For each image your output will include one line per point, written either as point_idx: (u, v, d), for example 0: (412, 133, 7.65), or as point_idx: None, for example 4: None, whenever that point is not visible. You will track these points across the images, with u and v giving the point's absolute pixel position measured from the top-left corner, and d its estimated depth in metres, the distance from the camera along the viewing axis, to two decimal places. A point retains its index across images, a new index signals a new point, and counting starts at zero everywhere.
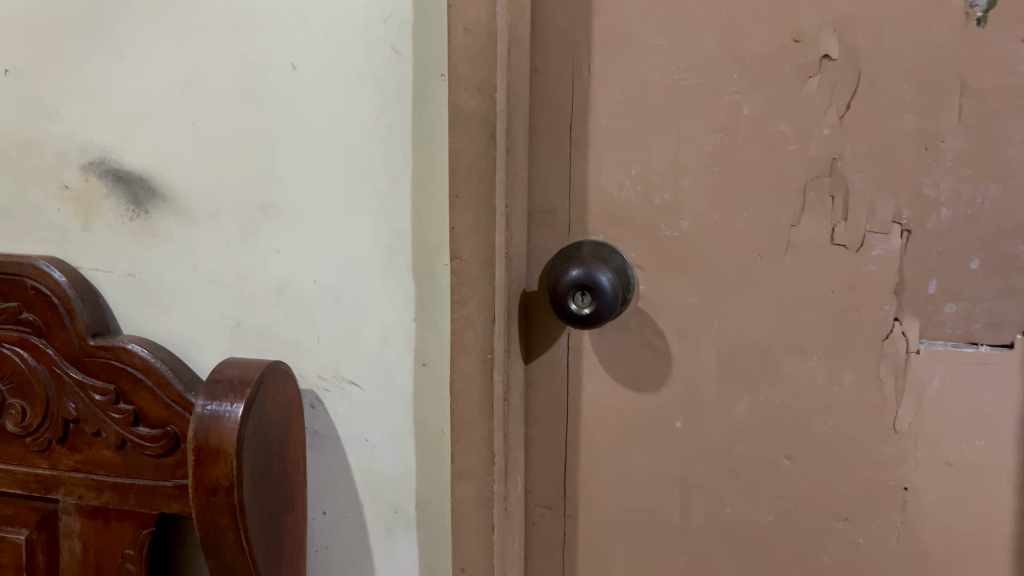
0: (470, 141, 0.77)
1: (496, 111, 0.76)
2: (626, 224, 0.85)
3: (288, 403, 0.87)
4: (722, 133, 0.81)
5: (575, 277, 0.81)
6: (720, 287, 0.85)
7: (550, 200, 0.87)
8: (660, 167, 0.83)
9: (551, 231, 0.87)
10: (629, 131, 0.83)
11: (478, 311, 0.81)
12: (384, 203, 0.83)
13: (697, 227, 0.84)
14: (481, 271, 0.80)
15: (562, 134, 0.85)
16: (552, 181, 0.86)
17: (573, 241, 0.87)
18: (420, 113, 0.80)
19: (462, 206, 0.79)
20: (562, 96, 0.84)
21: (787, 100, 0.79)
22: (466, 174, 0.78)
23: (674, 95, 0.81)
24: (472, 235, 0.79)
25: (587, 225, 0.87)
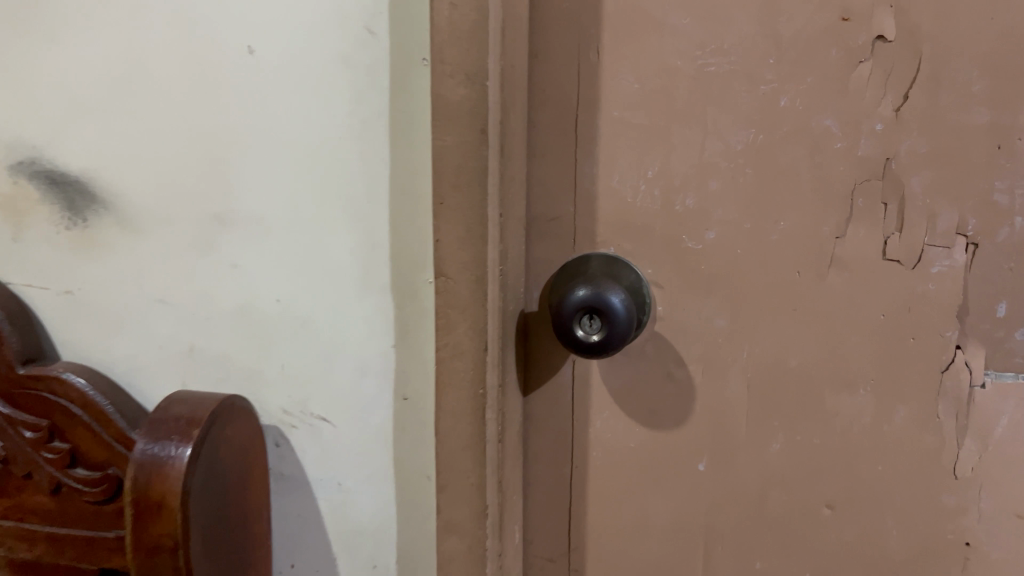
0: (459, 137, 0.65)
1: (489, 102, 0.64)
2: (641, 235, 0.73)
3: (246, 443, 0.74)
4: (756, 129, 0.69)
5: (581, 298, 0.69)
6: (751, 308, 0.72)
7: (552, 206, 0.74)
8: (682, 169, 0.71)
9: (553, 243, 0.75)
10: (646, 126, 0.71)
11: (468, 338, 0.69)
12: (356, 211, 0.71)
13: (726, 239, 0.71)
14: (472, 292, 0.68)
15: (566, 130, 0.72)
16: (554, 184, 0.74)
17: (578, 255, 0.74)
18: (400, 105, 0.68)
19: (449, 215, 0.67)
20: (566, 85, 0.72)
21: (834, 90, 0.67)
22: (454, 177, 0.66)
23: (700, 83, 0.69)
24: (461, 249, 0.67)
25: (595, 236, 0.74)
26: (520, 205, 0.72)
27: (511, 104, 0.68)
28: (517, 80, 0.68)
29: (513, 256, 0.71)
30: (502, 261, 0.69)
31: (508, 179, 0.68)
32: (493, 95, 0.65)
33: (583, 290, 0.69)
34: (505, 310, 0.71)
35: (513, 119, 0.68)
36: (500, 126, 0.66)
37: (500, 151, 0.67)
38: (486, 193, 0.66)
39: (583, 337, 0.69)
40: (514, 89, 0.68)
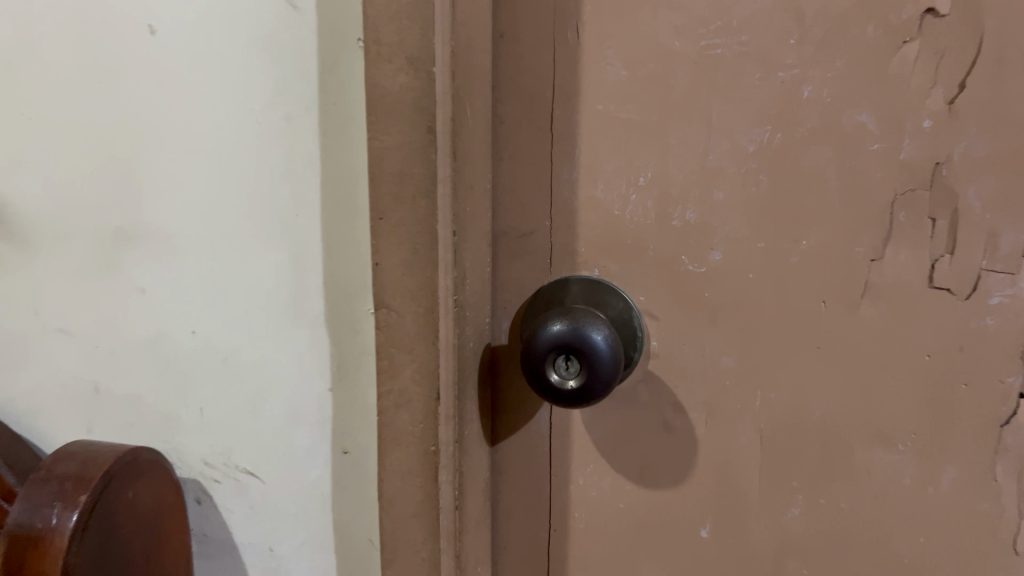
0: (400, 137, 0.52)
1: (436, 93, 0.51)
2: (632, 255, 0.60)
3: (156, 504, 0.62)
4: (773, 126, 0.56)
5: (556, 333, 0.56)
6: (766, 346, 0.59)
7: (524, 220, 0.61)
8: (680, 176, 0.58)
9: (525, 264, 0.62)
10: (635, 123, 0.57)
11: (415, 385, 0.55)
12: (281, 226, 0.58)
13: (735, 261, 0.58)
14: (420, 328, 0.54)
15: (540, 126, 0.59)
16: (525, 192, 0.60)
17: (555, 280, 0.61)
18: (330, 98, 0.55)
19: (390, 233, 0.54)
20: (539, 70, 0.58)
21: (870, 78, 0.54)
22: (394, 186, 0.53)
23: (703, 70, 0.56)
24: (404, 276, 0.54)
25: (576, 256, 0.61)
26: (485, 220, 0.59)
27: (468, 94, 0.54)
28: (478, 66, 0.55)
29: (473, 282, 0.57)
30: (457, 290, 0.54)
31: (466, 189, 0.55)
32: (442, 83, 0.51)
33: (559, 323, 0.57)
34: (462, 350, 0.56)
35: (471, 114, 0.55)
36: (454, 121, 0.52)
37: (453, 153, 0.53)
38: (435, 208, 0.52)
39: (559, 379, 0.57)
40: (473, 77, 0.55)
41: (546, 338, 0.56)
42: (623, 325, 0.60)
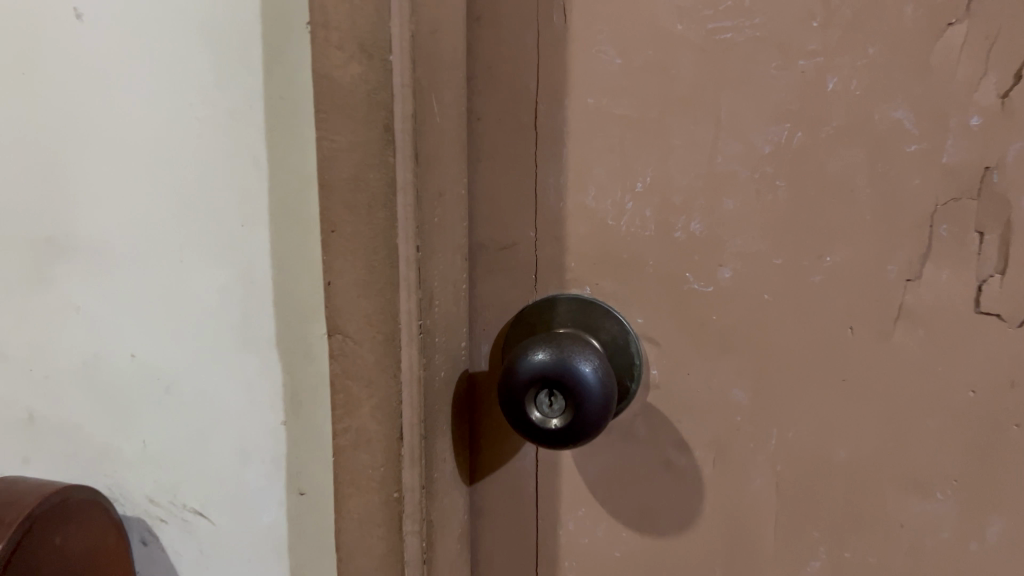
0: (354, 137, 0.45)
1: (393, 84, 0.43)
2: (628, 272, 0.52)
3: (93, 549, 0.55)
4: (793, 123, 0.48)
5: (540, 367, 0.48)
6: (783, 378, 0.51)
7: (505, 231, 0.53)
8: (684, 181, 0.50)
9: (506, 281, 0.54)
10: (631, 119, 0.49)
11: (374, 422, 0.48)
12: (225, 238, 0.51)
13: (747, 279, 0.50)
14: (379, 358, 0.47)
15: (522, 123, 0.51)
16: (506, 200, 0.53)
17: (542, 299, 0.53)
18: (275, 92, 0.48)
19: (344, 249, 0.46)
20: (521, 59, 0.50)
21: (908, 68, 0.46)
22: (347, 196, 0.45)
23: (710, 58, 0.48)
24: (361, 298, 0.47)
25: (564, 272, 0.53)
26: (459, 231, 0.51)
27: (437, 87, 0.47)
28: (446, 54, 0.47)
29: (444, 303, 0.50)
30: (423, 314, 0.47)
31: (432, 196, 0.47)
32: (399, 73, 0.43)
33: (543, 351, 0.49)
34: (430, 382, 0.49)
35: (440, 110, 0.47)
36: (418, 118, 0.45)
37: (416, 155, 0.45)
38: (394, 219, 0.45)
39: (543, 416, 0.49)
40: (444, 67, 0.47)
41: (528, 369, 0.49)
42: (618, 352, 0.52)
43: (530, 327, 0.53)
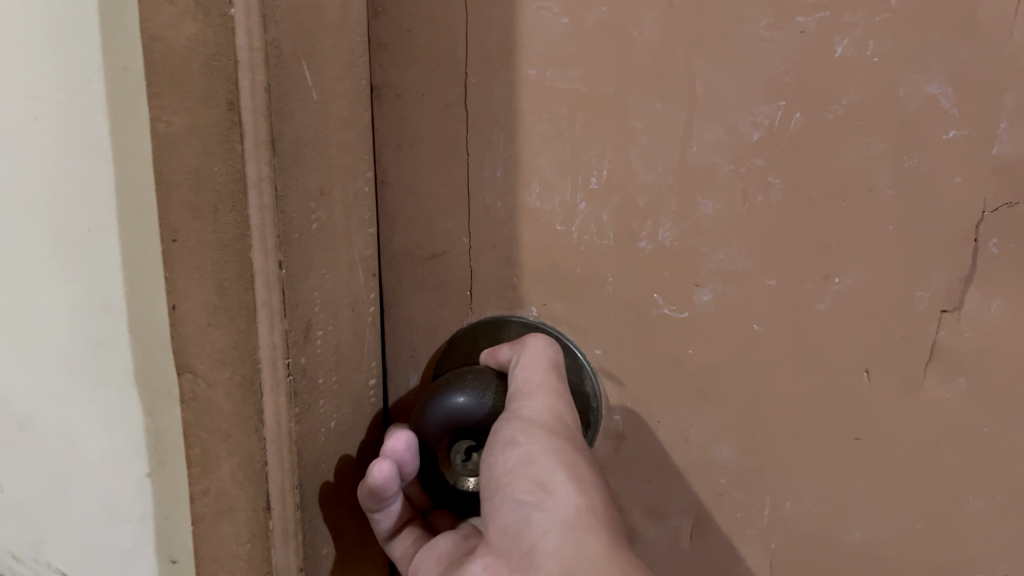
0: (191, 116, 0.34)
1: (237, 48, 0.31)
2: (580, 291, 0.41)
3: None
4: (791, 100, 0.36)
5: (455, 411, 0.38)
6: (781, 434, 0.39)
7: (433, 236, 0.43)
8: (650, 175, 0.38)
9: (433, 300, 0.44)
10: (581, 96, 0.38)
11: (235, 486, 0.40)
12: (67, 265, 0.44)
13: (732, 306, 0.39)
14: (236, 406, 0.38)
15: (449, 101, 0.40)
16: (433, 198, 0.42)
17: (484, 321, 0.43)
18: (117, 62, 0.39)
19: (188, 264, 0.37)
20: (443, 18, 0.39)
21: (942, 26, 0.34)
22: (187, 196, 0.35)
23: (678, 16, 0.36)
24: (211, 329, 0.37)
25: (507, 288, 0.42)
26: (361, 241, 0.40)
27: (319, 49, 0.35)
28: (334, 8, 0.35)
29: (333, 329, 0.39)
30: (292, 350, 0.36)
31: (305, 195, 0.35)
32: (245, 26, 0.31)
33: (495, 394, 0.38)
34: (308, 433, 0.38)
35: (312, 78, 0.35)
36: (284, 92, 0.33)
37: (274, 141, 0.33)
38: (247, 226, 0.34)
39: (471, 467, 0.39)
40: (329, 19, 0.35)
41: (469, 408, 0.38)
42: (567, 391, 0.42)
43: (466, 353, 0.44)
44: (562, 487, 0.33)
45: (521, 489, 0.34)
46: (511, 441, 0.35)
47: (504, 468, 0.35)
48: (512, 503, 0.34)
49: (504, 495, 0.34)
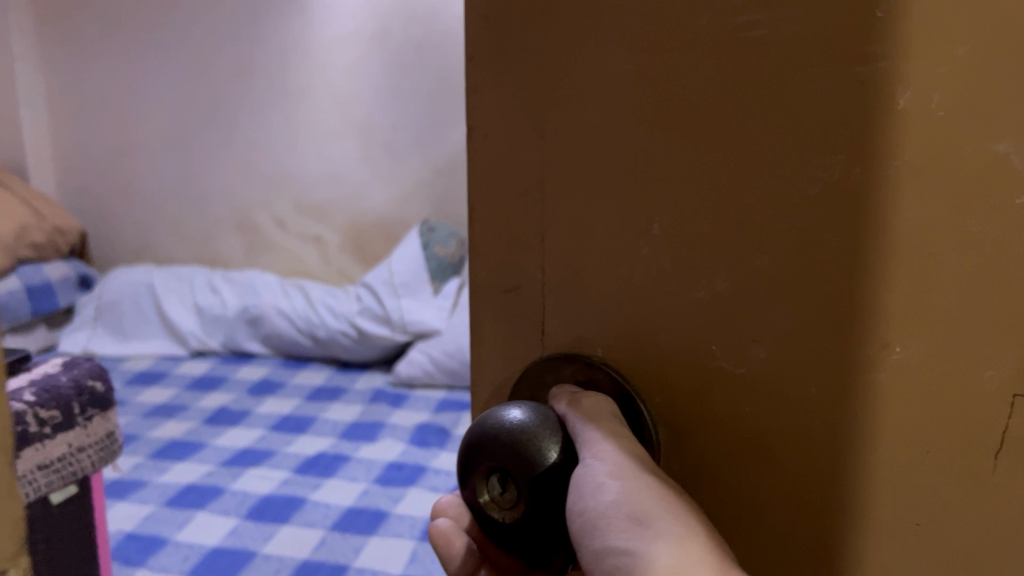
0: None
1: None
2: (637, 341, 0.38)
3: None
4: (848, 153, 0.33)
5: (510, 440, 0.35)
6: (833, 505, 0.36)
7: (507, 270, 0.40)
8: (709, 225, 0.35)
9: (506, 333, 0.41)
10: (642, 140, 0.36)
11: None
12: None
13: (786, 366, 0.36)
14: None
15: (517, 140, 0.39)
16: (500, 235, 0.40)
17: (545, 360, 0.40)
18: None
19: None
20: (520, 57, 0.38)
21: (1010, 79, 0.31)
22: None
23: (736, 63, 0.34)
24: None
25: (568, 328, 0.40)
26: None
27: None
28: None
29: None
30: None
31: None
32: None
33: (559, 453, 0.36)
34: None
35: None
36: None
37: None
38: None
39: (523, 529, 0.35)
40: None
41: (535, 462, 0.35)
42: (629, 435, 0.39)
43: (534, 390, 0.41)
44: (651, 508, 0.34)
45: (615, 526, 0.33)
46: (601, 483, 0.34)
47: (595, 510, 0.34)
48: (607, 542, 0.33)
49: (597, 537, 0.34)
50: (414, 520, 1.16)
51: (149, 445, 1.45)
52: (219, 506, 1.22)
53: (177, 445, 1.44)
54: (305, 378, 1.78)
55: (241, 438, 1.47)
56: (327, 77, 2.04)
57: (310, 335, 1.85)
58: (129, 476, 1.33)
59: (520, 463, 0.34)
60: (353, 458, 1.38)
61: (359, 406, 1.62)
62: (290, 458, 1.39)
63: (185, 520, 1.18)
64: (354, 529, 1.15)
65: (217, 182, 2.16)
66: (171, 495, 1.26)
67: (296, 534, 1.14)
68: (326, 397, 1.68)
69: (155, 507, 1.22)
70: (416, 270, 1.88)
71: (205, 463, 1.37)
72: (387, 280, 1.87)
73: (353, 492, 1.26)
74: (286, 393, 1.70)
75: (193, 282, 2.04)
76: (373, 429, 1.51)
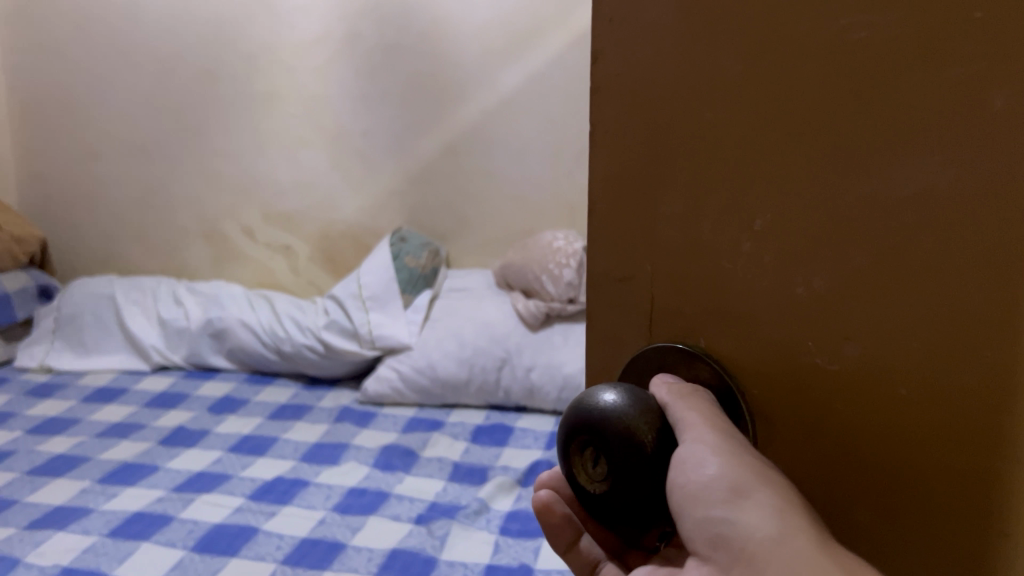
0: None
1: None
2: (738, 330, 0.40)
3: None
4: (945, 152, 0.33)
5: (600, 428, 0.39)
6: (919, 502, 0.36)
7: (621, 259, 0.44)
8: (809, 224, 0.36)
9: (619, 318, 0.45)
10: (747, 140, 0.37)
11: None
12: None
13: (877, 362, 0.36)
14: None
15: (630, 137, 0.41)
16: (616, 228, 0.43)
17: (653, 348, 0.43)
18: None
19: None
20: (634, 61, 0.40)
21: None
22: None
23: (839, 64, 0.34)
24: None
25: (673, 315, 0.42)
26: None
27: None
28: None
29: None
30: None
31: None
32: None
33: (655, 437, 0.39)
34: None
35: None
36: None
37: None
38: None
39: (614, 503, 0.39)
40: None
41: (631, 440, 0.38)
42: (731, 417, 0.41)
43: (646, 373, 0.44)
44: (752, 483, 0.35)
45: (716, 496, 0.35)
46: (703, 458, 0.36)
47: (697, 484, 0.36)
48: (708, 512, 0.36)
49: (698, 506, 0.36)
50: (371, 553, 1.01)
51: (101, 470, 1.29)
52: (166, 537, 1.06)
53: (132, 470, 1.28)
54: (269, 397, 1.63)
55: (195, 461, 1.32)
56: (293, 77, 1.83)
57: (277, 349, 1.69)
58: (76, 503, 1.17)
59: (614, 438, 0.38)
60: (311, 483, 1.22)
61: (324, 426, 1.47)
62: (245, 483, 1.23)
63: (128, 553, 1.02)
64: (306, 562, 0.99)
65: (184, 189, 1.98)
66: (118, 524, 1.10)
67: (244, 570, 0.98)
68: (288, 414, 1.54)
69: (99, 536, 1.06)
70: (385, 281, 1.68)
71: (155, 489, 1.21)
72: (354, 293, 1.68)
73: (307, 522, 1.10)
74: (247, 411, 1.55)
75: (155, 291, 1.88)
76: (335, 450, 1.35)
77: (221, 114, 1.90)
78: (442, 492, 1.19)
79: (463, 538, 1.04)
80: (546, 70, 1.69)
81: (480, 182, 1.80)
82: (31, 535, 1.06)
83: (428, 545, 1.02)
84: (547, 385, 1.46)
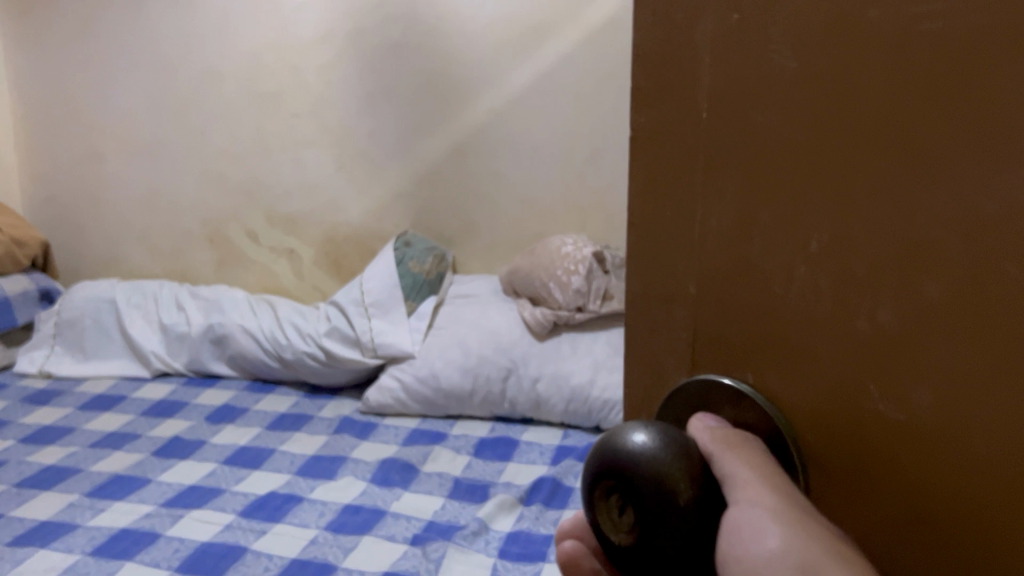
0: None
1: None
2: (790, 364, 0.35)
3: None
4: None
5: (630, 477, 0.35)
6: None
7: (669, 276, 0.40)
8: (872, 246, 0.31)
9: (665, 343, 0.41)
10: (806, 146, 0.32)
11: None
12: None
13: (949, 416, 0.30)
14: None
15: (689, 143, 0.37)
16: (667, 243, 0.40)
17: (698, 381, 0.40)
18: None
19: None
20: (691, 58, 0.36)
21: None
22: None
23: (910, 57, 0.28)
24: None
25: (721, 341, 0.38)
26: None
27: None
28: None
29: None
30: None
31: None
32: None
33: (691, 488, 0.34)
34: None
35: None
36: None
37: None
38: None
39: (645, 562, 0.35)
40: None
41: (664, 493, 0.34)
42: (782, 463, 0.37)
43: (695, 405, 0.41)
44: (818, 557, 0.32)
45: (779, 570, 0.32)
46: (764, 527, 0.33)
47: (756, 556, 0.33)
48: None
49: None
50: None
51: (92, 481, 1.24)
52: (150, 556, 1.01)
53: (122, 482, 1.23)
54: (270, 405, 1.58)
55: (190, 473, 1.27)
56: (297, 76, 1.78)
57: (278, 357, 1.64)
58: (62, 517, 1.12)
59: (646, 492, 0.34)
60: (306, 499, 1.17)
61: (325, 436, 1.42)
62: (238, 498, 1.18)
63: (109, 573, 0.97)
64: None
65: (187, 190, 1.93)
66: (103, 540, 1.05)
67: None
68: (288, 423, 1.49)
69: (81, 554, 1.01)
70: (390, 287, 1.63)
71: (145, 503, 1.16)
72: (357, 300, 1.62)
73: (299, 542, 1.04)
74: (246, 421, 1.50)
75: (156, 293, 1.82)
76: (333, 463, 1.30)
77: (224, 114, 1.85)
78: (442, 510, 1.14)
79: (461, 562, 0.99)
80: (557, 69, 1.63)
81: (491, 185, 1.75)
82: (11, 553, 1.02)
83: (424, 568, 0.97)
84: (555, 397, 1.40)
